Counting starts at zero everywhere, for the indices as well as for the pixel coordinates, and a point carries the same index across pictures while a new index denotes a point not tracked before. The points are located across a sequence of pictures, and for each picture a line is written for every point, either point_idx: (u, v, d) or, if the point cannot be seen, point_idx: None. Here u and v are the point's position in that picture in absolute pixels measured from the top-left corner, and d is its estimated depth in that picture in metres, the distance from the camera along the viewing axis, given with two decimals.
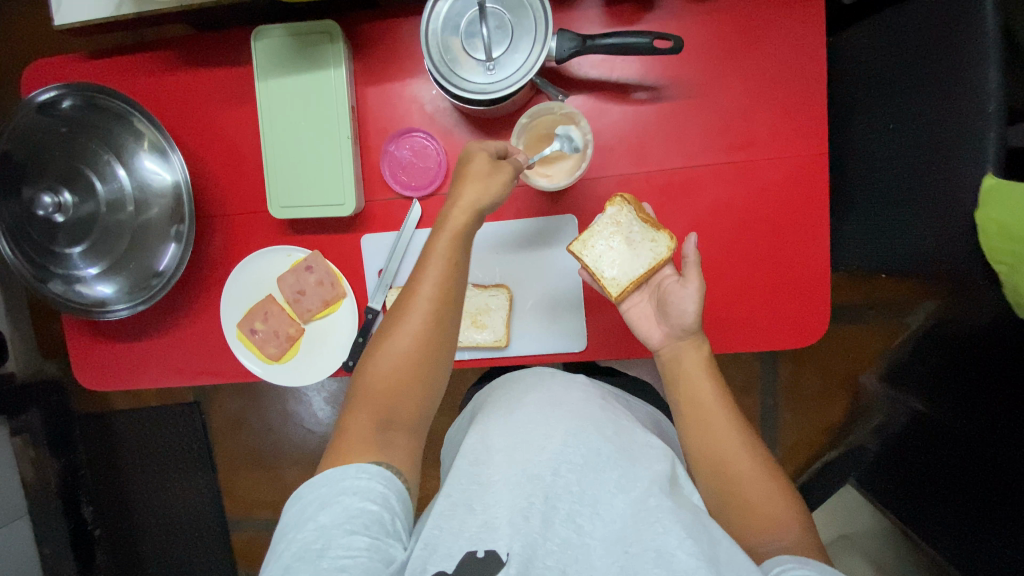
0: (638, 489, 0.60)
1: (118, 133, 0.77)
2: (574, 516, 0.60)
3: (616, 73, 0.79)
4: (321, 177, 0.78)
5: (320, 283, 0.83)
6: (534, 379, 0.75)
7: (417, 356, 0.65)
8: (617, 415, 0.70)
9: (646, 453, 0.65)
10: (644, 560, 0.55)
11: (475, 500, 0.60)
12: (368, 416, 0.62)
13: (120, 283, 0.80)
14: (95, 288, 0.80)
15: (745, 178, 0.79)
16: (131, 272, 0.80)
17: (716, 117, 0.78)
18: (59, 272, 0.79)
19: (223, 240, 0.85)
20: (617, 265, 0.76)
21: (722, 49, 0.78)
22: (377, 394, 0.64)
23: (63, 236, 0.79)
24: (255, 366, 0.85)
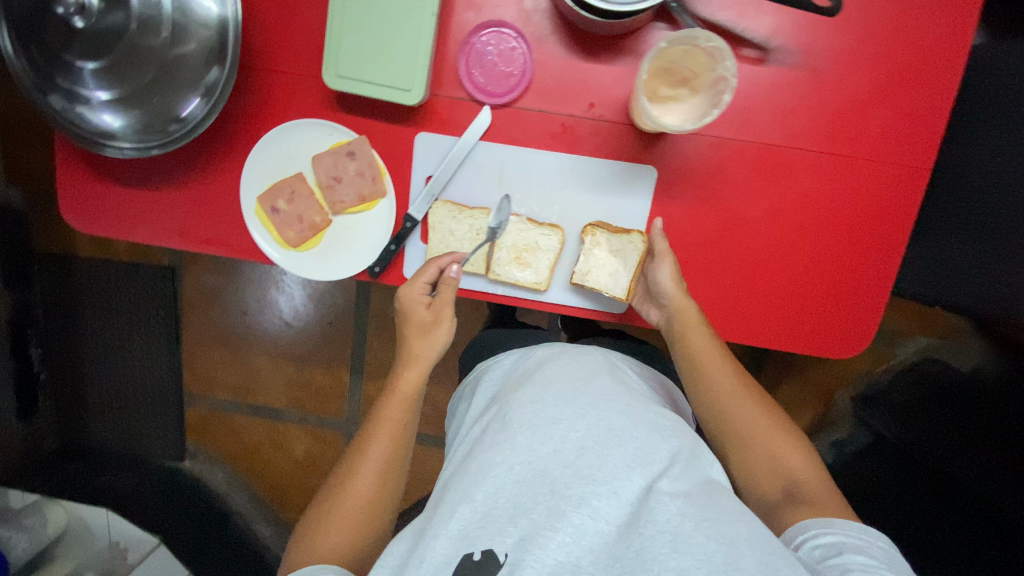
0: (653, 466, 0.58)
1: None
2: (589, 500, 0.56)
3: (741, 21, 0.70)
4: (390, 53, 0.68)
5: (359, 174, 0.74)
6: (557, 355, 0.72)
7: (387, 464, 0.69)
8: (636, 395, 0.67)
9: (663, 428, 0.63)
10: (659, 543, 0.53)
11: (473, 491, 0.59)
12: (341, 538, 0.65)
13: (133, 118, 0.70)
14: (102, 116, 0.69)
15: (838, 173, 0.74)
16: (150, 108, 0.69)
17: (831, 99, 0.72)
18: (64, 86, 0.68)
19: (258, 98, 0.74)
20: (620, 273, 0.75)
21: (861, 25, 0.70)
22: (352, 511, 0.67)
23: (77, 45, 0.67)
24: (270, 249, 0.77)
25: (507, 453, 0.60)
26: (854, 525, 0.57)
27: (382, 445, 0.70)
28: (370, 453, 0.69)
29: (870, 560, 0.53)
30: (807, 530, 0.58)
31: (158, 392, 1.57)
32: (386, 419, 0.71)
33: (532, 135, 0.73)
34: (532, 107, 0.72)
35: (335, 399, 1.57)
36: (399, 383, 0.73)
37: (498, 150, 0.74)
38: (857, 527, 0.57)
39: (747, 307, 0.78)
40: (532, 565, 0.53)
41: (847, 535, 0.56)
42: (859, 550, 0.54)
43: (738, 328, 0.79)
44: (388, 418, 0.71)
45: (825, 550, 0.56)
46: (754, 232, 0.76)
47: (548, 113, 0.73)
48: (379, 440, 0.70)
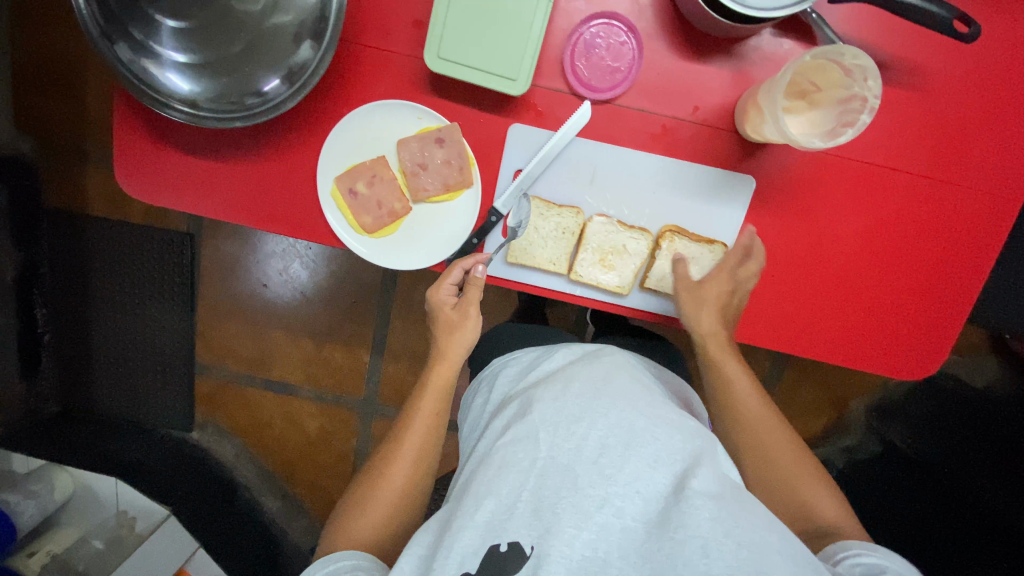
0: (678, 466, 0.56)
1: None
2: (613, 499, 0.54)
3: (860, 34, 0.67)
4: (498, 37, 0.64)
5: (446, 163, 0.71)
6: (576, 355, 0.70)
7: (423, 453, 0.67)
8: (656, 393, 0.64)
9: (686, 426, 0.60)
10: (688, 548, 0.50)
11: (497, 488, 0.57)
12: (378, 525, 0.63)
13: (205, 83, 0.64)
14: (171, 77, 0.64)
15: (931, 197, 0.73)
16: (228, 76, 0.64)
17: (937, 122, 0.70)
18: (134, 37, 0.63)
19: (343, 73, 0.70)
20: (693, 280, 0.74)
21: (977, 47, 0.68)
22: (388, 500, 0.64)
23: (162, 0, 0.62)
24: (344, 234, 0.74)
25: (530, 449, 0.59)
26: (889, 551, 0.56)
27: (420, 434, 0.68)
28: (409, 440, 0.68)
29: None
30: (847, 550, 0.57)
31: (169, 362, 1.51)
32: (421, 406, 0.70)
33: (630, 135, 0.71)
34: (634, 105, 0.69)
35: (354, 379, 1.53)
36: (434, 373, 0.71)
37: (593, 148, 0.71)
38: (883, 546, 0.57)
39: (824, 325, 0.77)
40: (557, 560, 0.51)
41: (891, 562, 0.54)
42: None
43: (813, 346, 0.78)
44: (423, 410, 0.69)
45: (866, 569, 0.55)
46: (841, 250, 0.75)
47: (649, 114, 0.70)
48: (418, 427, 0.68)
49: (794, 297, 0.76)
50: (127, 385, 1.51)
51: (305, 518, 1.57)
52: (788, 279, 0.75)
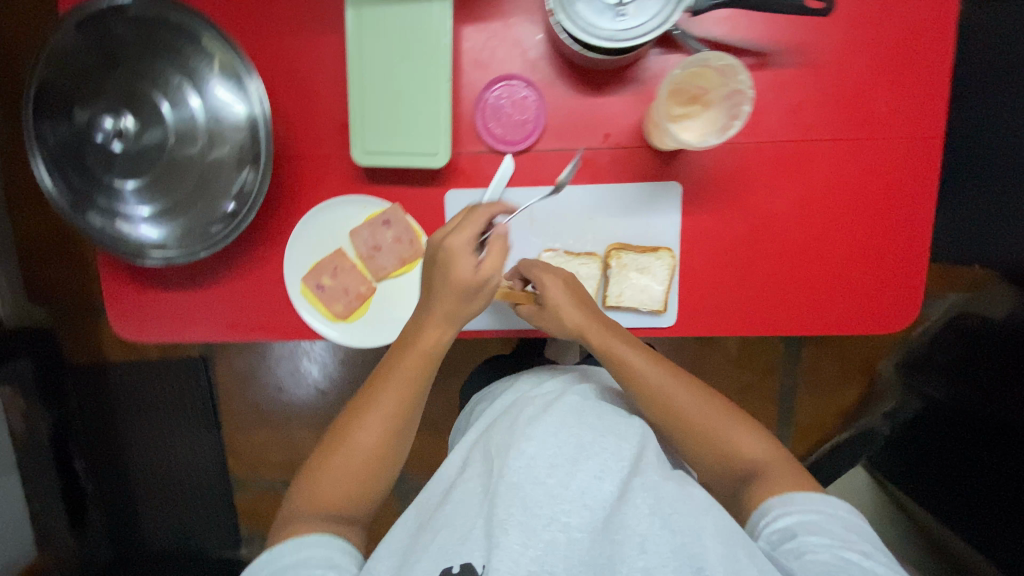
0: (623, 471, 0.59)
1: (189, 54, 0.68)
2: (559, 514, 0.56)
3: (736, 33, 0.73)
4: (412, 122, 0.71)
5: (397, 239, 0.77)
6: (524, 393, 0.74)
7: (394, 422, 0.69)
8: (601, 404, 0.68)
9: (624, 429, 0.64)
10: (627, 547, 0.54)
11: (452, 519, 0.58)
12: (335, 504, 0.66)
13: (173, 227, 0.72)
14: (144, 230, 0.72)
15: (857, 157, 0.75)
16: (191, 215, 0.71)
17: (836, 89, 0.74)
18: (103, 205, 0.71)
19: (289, 185, 0.77)
20: (650, 290, 0.76)
21: (849, 15, 0.73)
22: (355, 464, 0.67)
23: (119, 167, 0.70)
24: (320, 325, 0.79)
25: (484, 479, 0.61)
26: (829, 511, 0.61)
27: (389, 397, 0.69)
28: (382, 404, 0.69)
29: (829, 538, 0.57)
30: (768, 519, 0.61)
31: (206, 483, 1.56)
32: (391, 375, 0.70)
33: (555, 174, 0.76)
34: (551, 147, 0.75)
35: None
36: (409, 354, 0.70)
37: (525, 193, 0.77)
38: (826, 500, 0.61)
39: (790, 300, 0.79)
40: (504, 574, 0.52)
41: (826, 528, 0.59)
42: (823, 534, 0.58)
43: (785, 323, 0.79)
44: (382, 399, 0.69)
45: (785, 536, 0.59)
46: (784, 227, 0.77)
47: (566, 151, 0.75)
48: (386, 394, 0.69)
49: (752, 281, 0.78)
50: (172, 515, 1.55)
51: None
52: (741, 266, 0.78)
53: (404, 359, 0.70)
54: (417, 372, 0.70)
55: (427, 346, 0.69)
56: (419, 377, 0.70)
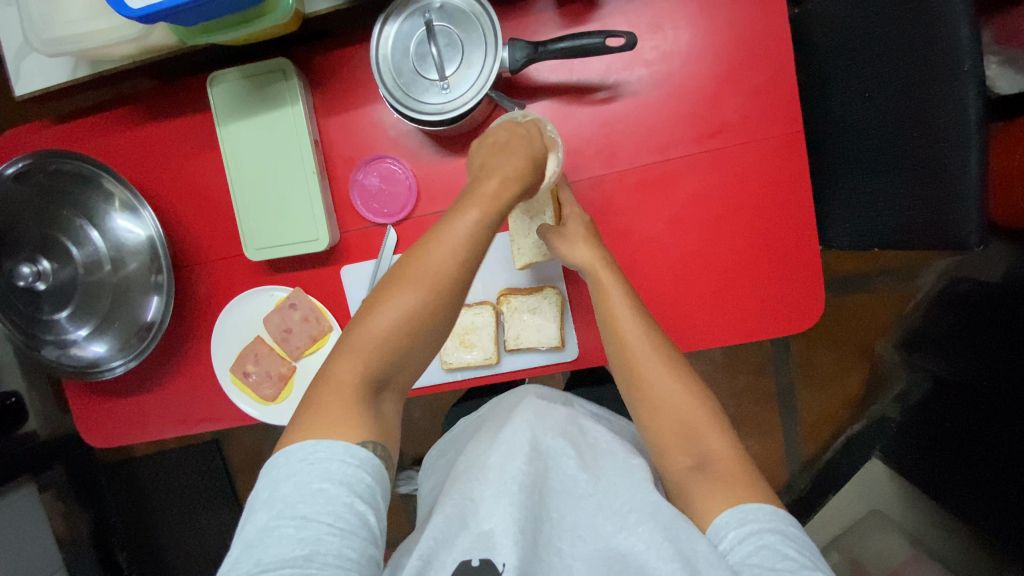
0: (617, 504, 0.62)
1: (87, 196, 0.78)
2: (556, 539, 0.62)
3: (576, 75, 0.77)
4: (291, 215, 0.78)
5: (305, 319, 0.83)
6: (518, 396, 0.77)
7: (418, 314, 0.55)
8: (592, 429, 0.72)
9: (625, 455, 0.68)
10: (626, 573, 0.57)
11: (465, 512, 0.62)
12: (357, 374, 0.54)
13: (113, 339, 0.81)
14: (92, 347, 0.81)
15: (720, 165, 0.76)
16: (122, 327, 0.80)
17: (684, 106, 0.76)
18: (51, 338, 0.80)
19: (208, 287, 0.86)
20: (544, 326, 0.80)
21: (681, 35, 0.75)
22: (368, 349, 0.54)
23: (48, 303, 0.79)
24: (252, 409, 0.85)
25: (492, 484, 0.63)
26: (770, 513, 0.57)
27: (411, 297, 0.55)
28: (392, 299, 0.55)
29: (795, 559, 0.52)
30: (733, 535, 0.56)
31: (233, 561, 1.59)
32: (368, 326, 0.54)
33: None
34: (428, 212, 0.81)
35: None
36: (384, 302, 0.55)
37: None
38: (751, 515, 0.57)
39: (689, 314, 0.79)
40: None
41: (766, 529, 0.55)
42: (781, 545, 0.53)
43: (688, 338, 0.79)
44: (353, 340, 0.55)
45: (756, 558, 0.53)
46: (664, 245, 0.78)
47: (442, 212, 0.80)
48: (380, 318, 0.54)
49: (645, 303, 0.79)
50: None
51: None
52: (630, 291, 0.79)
53: (383, 306, 0.55)
54: (369, 366, 0.54)
55: (405, 295, 0.54)
56: (414, 326, 0.55)
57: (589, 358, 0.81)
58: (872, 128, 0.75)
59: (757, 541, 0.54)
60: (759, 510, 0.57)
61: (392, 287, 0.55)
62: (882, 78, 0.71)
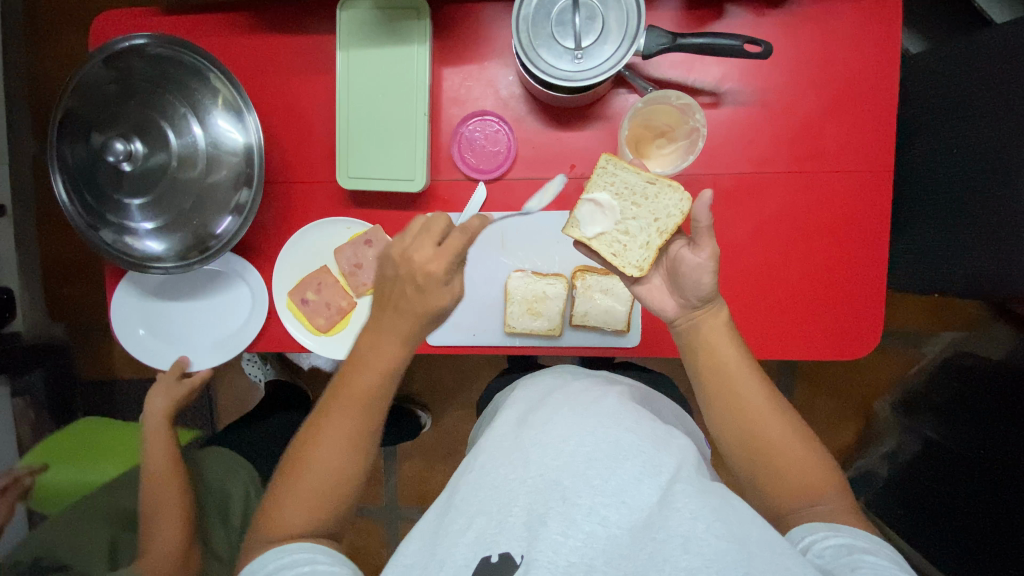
0: (662, 476, 0.59)
1: (196, 88, 0.77)
2: (597, 509, 0.57)
3: (692, 75, 0.80)
4: (392, 150, 0.78)
5: (377, 258, 0.83)
6: (555, 385, 0.76)
7: (345, 441, 0.60)
8: (640, 411, 0.68)
9: (669, 441, 0.64)
10: (670, 546, 0.53)
11: (489, 505, 0.60)
12: (294, 514, 0.58)
13: (173, 241, 0.79)
14: (146, 243, 0.79)
15: (809, 189, 0.80)
16: (188, 230, 0.79)
17: (786, 127, 0.80)
18: (114, 222, 0.78)
19: (280, 207, 0.84)
20: (613, 308, 0.82)
21: (798, 60, 0.79)
22: (306, 488, 0.59)
23: (128, 186, 0.78)
24: (305, 338, 0.84)
25: (521, 471, 0.62)
26: (862, 531, 0.58)
27: (335, 426, 0.60)
28: (321, 431, 0.60)
29: (879, 559, 0.54)
30: (813, 532, 0.58)
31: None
32: (304, 459, 0.60)
33: (525, 200, 0.82)
34: (520, 176, 0.82)
35: (373, 486, 1.45)
36: (316, 433, 0.60)
37: (497, 218, 0.82)
38: (848, 528, 0.57)
39: (753, 324, 0.82)
40: (544, 565, 0.53)
41: (855, 538, 0.56)
42: (868, 553, 0.54)
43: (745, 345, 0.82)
44: (297, 464, 0.60)
45: (835, 551, 0.55)
46: (743, 253, 0.81)
47: (535, 179, 0.82)
48: (317, 448, 0.60)
49: None
50: None
51: None
52: None
53: (321, 433, 0.60)
54: (310, 486, 0.59)
55: (340, 418, 0.61)
56: (344, 457, 0.60)
57: (646, 347, 0.83)
58: (951, 183, 0.81)
59: (841, 541, 0.56)
60: (852, 527, 0.58)
61: (324, 414, 0.61)
62: (969, 137, 0.78)
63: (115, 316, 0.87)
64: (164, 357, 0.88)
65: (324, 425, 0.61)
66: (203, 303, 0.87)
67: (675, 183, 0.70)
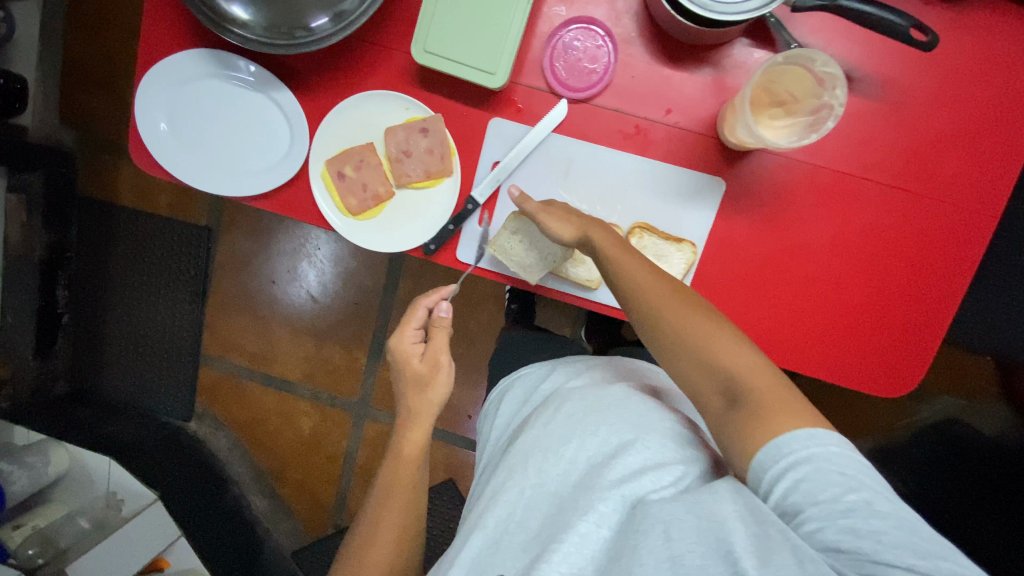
0: (658, 467, 0.56)
1: None
2: (586, 509, 0.56)
3: (830, 47, 0.70)
4: (480, 33, 0.68)
5: (429, 150, 0.75)
6: (564, 377, 0.72)
7: (400, 467, 0.75)
8: (645, 400, 0.65)
9: (670, 432, 0.60)
10: (654, 537, 0.51)
11: (490, 521, 0.61)
12: (387, 547, 0.70)
13: (265, 13, 0.70)
14: (233, 5, 0.69)
15: (905, 209, 0.73)
16: (283, 8, 0.70)
17: (911, 135, 0.71)
18: None
19: (339, 62, 0.75)
20: None
21: (951, 61, 0.69)
22: (387, 526, 0.71)
23: None
24: (330, 214, 0.78)
25: (521, 480, 0.62)
26: (830, 449, 0.47)
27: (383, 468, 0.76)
28: (375, 486, 0.75)
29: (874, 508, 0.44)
30: (762, 472, 0.49)
31: (175, 359, 1.44)
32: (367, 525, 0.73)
33: (604, 133, 0.74)
34: (608, 106, 0.73)
35: (349, 380, 1.44)
36: (391, 459, 0.76)
37: (568, 144, 0.75)
38: (817, 434, 0.48)
39: (795, 333, 0.77)
40: None
41: (805, 469, 0.47)
42: (820, 490, 0.46)
43: (778, 352, 0.77)
44: (376, 518, 0.73)
45: (791, 497, 0.47)
46: (815, 257, 0.74)
47: (622, 114, 0.73)
48: (379, 502, 0.73)
49: (762, 300, 0.75)
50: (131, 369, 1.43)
51: (291, 519, 1.49)
52: (756, 284, 0.75)
53: (377, 481, 0.75)
54: (395, 515, 0.72)
55: (400, 444, 0.77)
56: (404, 489, 0.74)
57: None
58: None
59: (792, 480, 0.47)
60: (806, 435, 0.48)
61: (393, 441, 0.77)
62: None
63: (140, 96, 0.76)
64: (185, 158, 0.79)
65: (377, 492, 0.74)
66: (244, 130, 0.79)
67: (682, 249, 0.73)
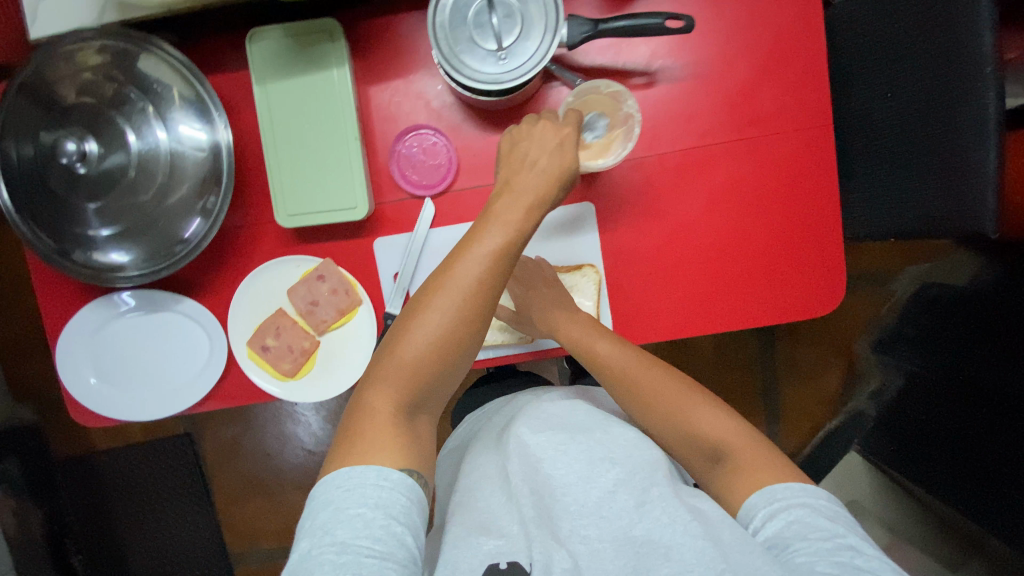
0: (639, 478, 0.67)
1: (159, 85, 0.73)
2: (580, 526, 0.64)
3: (622, 59, 0.78)
4: (329, 180, 0.75)
5: (333, 292, 0.80)
6: (519, 402, 0.81)
7: (458, 320, 0.62)
8: (610, 420, 0.76)
9: (644, 445, 0.72)
10: (655, 556, 0.59)
11: (483, 522, 0.65)
12: (401, 403, 0.61)
13: (139, 250, 0.75)
14: (111, 255, 0.75)
15: (754, 154, 0.79)
16: (152, 236, 0.75)
17: (725, 94, 0.79)
18: (72, 231, 0.74)
19: (225, 255, 0.81)
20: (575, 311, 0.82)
21: (723, 26, 0.78)
22: (410, 375, 0.61)
23: (84, 190, 0.74)
24: (271, 386, 0.81)
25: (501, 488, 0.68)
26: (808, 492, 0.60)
27: (444, 297, 0.62)
28: (425, 320, 0.61)
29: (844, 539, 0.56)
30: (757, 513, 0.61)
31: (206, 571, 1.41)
32: (410, 331, 0.62)
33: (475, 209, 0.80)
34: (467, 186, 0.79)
35: None
36: (455, 267, 0.62)
37: (449, 232, 0.80)
38: (807, 488, 0.61)
39: (719, 298, 0.81)
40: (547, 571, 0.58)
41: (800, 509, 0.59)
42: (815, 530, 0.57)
43: (712, 320, 0.81)
44: (409, 355, 0.61)
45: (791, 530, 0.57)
46: (701, 228, 0.80)
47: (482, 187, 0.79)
48: (428, 313, 0.61)
49: (676, 284, 0.80)
50: None
51: None
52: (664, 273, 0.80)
53: (424, 315, 0.62)
54: (437, 369, 0.62)
55: (469, 271, 0.62)
56: (456, 335, 0.63)
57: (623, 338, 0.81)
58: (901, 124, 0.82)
59: (786, 516, 0.58)
60: (788, 488, 0.61)
61: (454, 264, 0.63)
62: (900, 79, 0.78)
63: (62, 363, 0.80)
64: (123, 399, 0.82)
65: (419, 321, 0.61)
66: (165, 349, 0.82)
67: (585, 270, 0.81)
